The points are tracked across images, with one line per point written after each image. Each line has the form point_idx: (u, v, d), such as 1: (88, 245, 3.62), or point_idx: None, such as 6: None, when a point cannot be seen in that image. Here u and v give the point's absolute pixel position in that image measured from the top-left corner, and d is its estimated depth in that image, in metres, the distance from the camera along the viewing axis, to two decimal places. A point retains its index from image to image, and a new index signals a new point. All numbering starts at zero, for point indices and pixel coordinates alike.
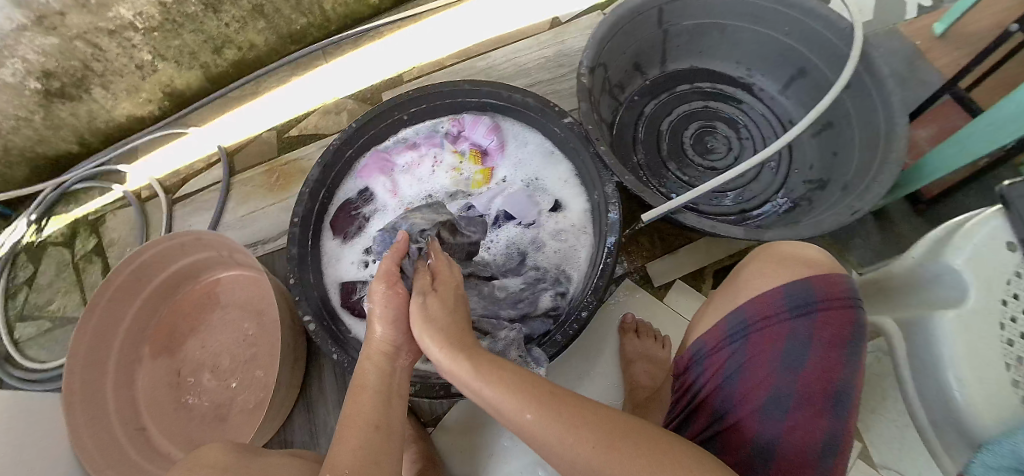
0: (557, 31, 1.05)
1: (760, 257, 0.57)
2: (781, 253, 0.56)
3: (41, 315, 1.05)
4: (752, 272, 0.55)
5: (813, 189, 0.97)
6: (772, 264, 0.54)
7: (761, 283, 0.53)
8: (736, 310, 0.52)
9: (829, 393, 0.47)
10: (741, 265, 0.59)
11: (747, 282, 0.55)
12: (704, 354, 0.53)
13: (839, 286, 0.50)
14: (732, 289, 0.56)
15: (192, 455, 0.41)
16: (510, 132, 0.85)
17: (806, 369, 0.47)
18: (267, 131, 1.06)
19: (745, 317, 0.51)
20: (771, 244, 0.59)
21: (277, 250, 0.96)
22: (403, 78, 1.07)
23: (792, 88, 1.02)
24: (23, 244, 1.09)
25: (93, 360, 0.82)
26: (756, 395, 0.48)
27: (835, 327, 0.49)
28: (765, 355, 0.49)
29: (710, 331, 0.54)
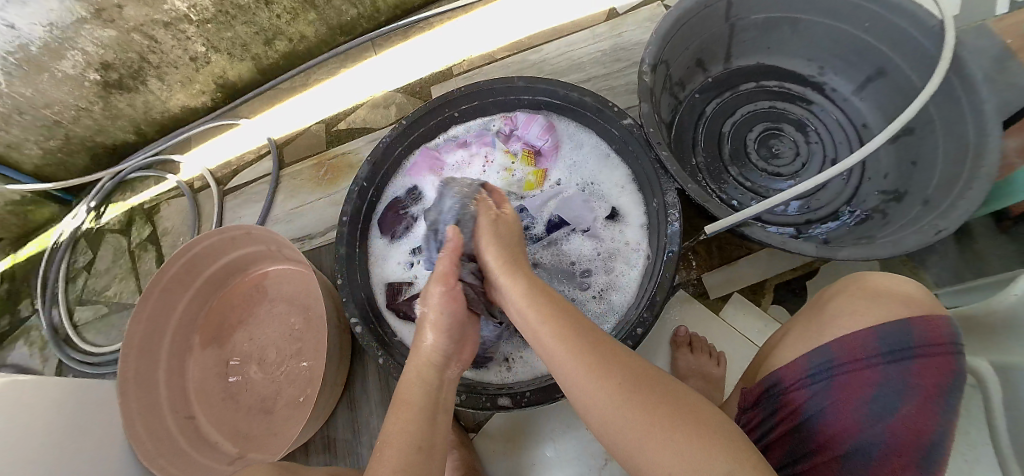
0: (613, 23, 1.00)
1: (847, 288, 0.49)
2: (872, 287, 0.48)
3: (98, 300, 1.09)
4: (839, 305, 0.48)
5: (888, 201, 0.89)
6: (863, 297, 0.47)
7: (850, 318, 0.45)
8: (820, 347, 0.45)
9: (923, 452, 0.39)
10: (825, 295, 0.52)
11: (831, 316, 0.47)
12: (777, 391, 0.47)
13: (944, 330, 0.42)
14: (813, 322, 0.49)
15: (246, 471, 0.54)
16: (565, 132, 0.81)
17: (897, 421, 0.40)
18: (315, 124, 1.06)
19: (830, 357, 0.44)
20: (860, 274, 0.51)
21: (323, 245, 0.96)
22: (452, 71, 1.04)
23: (869, 89, 0.94)
24: (82, 230, 1.14)
25: (148, 348, 0.84)
26: (835, 444, 0.41)
27: (936, 375, 0.41)
28: (849, 402, 0.42)
29: (786, 365, 0.47)
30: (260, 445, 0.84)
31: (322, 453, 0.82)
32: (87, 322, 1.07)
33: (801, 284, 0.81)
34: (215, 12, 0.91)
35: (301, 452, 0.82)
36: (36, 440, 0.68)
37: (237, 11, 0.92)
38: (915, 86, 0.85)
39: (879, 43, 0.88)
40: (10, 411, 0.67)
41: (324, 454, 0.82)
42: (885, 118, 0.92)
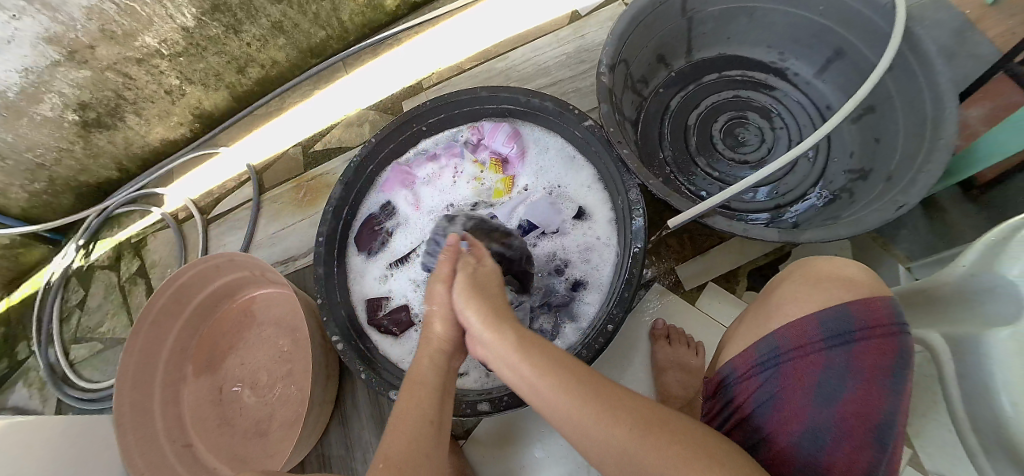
0: (576, 26, 1.02)
1: (793, 275, 0.51)
2: (817, 272, 0.49)
3: (93, 336, 1.11)
4: (783, 293, 0.50)
5: (855, 180, 0.90)
6: (806, 283, 0.49)
7: (794, 306, 0.47)
8: (768, 337, 0.47)
9: (872, 430, 0.41)
10: (775, 283, 0.54)
11: (777, 304, 0.49)
12: (730, 381, 0.48)
13: (885, 310, 0.44)
14: (763, 312, 0.51)
15: None
16: (530, 138, 0.83)
17: (844, 403, 0.42)
18: (292, 147, 1.08)
19: (775, 345, 0.45)
20: (804, 260, 0.53)
21: (307, 266, 0.97)
22: (422, 85, 1.06)
23: (829, 71, 0.96)
24: (73, 268, 1.16)
25: (140, 380, 0.87)
26: (788, 429, 0.43)
27: (879, 356, 0.43)
28: (798, 388, 0.43)
29: (739, 355, 0.49)
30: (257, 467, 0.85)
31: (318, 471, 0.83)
32: (83, 359, 1.09)
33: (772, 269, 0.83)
34: (186, 45, 0.93)
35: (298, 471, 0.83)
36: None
37: (207, 42, 0.94)
38: (874, 65, 0.87)
39: (835, 25, 0.89)
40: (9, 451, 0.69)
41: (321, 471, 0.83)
42: (847, 98, 0.94)
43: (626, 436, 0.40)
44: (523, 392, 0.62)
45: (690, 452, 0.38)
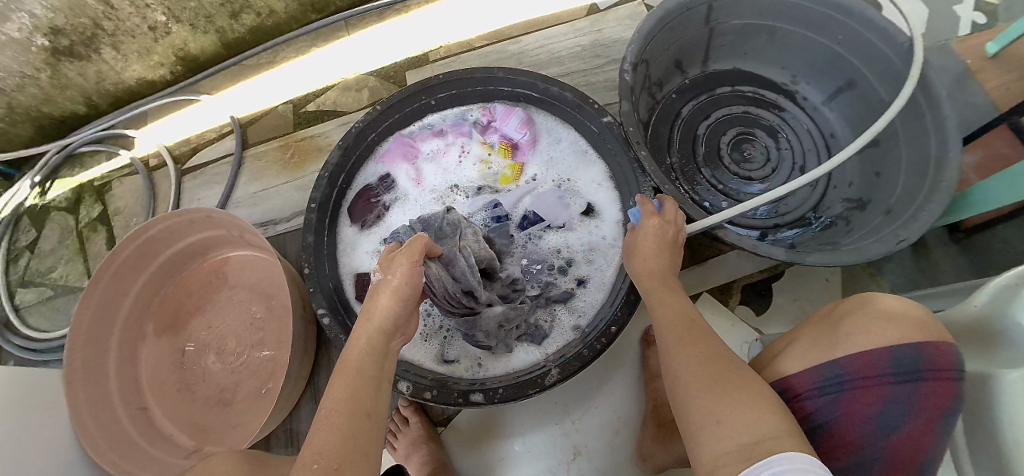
0: (594, 18, 0.99)
1: (859, 309, 0.52)
2: (880, 310, 0.50)
3: (44, 282, 1.02)
4: (851, 323, 0.50)
5: (852, 208, 0.92)
6: (875, 317, 0.50)
7: (865, 337, 0.48)
8: (830, 362, 0.49)
9: (919, 467, 0.44)
10: (839, 310, 0.55)
11: (844, 333, 0.50)
12: (783, 397, 0.51)
13: (950, 357, 0.46)
14: (824, 336, 0.52)
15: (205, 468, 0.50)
16: (543, 127, 0.80)
17: (898, 438, 0.45)
18: (283, 104, 1.01)
19: (838, 372, 0.47)
20: (868, 295, 0.53)
21: (288, 231, 0.91)
22: (428, 57, 1.01)
23: (838, 100, 0.97)
24: (26, 206, 1.07)
25: (96, 335, 0.80)
26: (838, 453, 0.46)
27: (942, 398, 0.45)
28: (855, 414, 0.46)
29: (796, 374, 0.51)
30: (218, 437, 0.80)
31: (284, 447, 0.79)
32: (29, 305, 1.00)
33: (764, 286, 0.85)
34: None
35: (262, 445, 0.79)
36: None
37: None
38: (884, 100, 0.88)
39: (851, 54, 0.90)
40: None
41: (287, 447, 0.79)
42: (853, 129, 0.95)
43: (700, 375, 0.45)
44: (520, 385, 0.62)
45: (744, 394, 0.42)
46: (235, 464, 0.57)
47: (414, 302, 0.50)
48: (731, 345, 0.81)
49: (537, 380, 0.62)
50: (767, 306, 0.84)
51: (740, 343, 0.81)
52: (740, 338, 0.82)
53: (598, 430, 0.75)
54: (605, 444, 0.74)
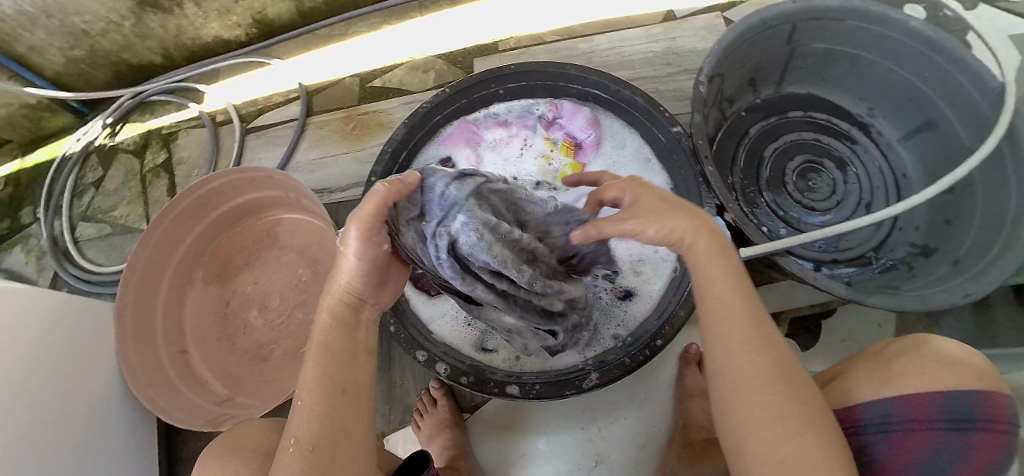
0: (669, 26, 0.98)
1: (914, 349, 0.48)
2: (943, 354, 0.46)
3: (104, 219, 1.07)
4: (906, 364, 0.46)
5: (915, 254, 0.88)
6: (931, 359, 0.46)
7: (918, 379, 0.44)
8: (878, 402, 0.46)
9: None
10: (891, 348, 0.51)
11: (895, 373, 0.46)
12: None
13: (1008, 410, 0.41)
14: (872, 374, 0.49)
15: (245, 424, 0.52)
16: (608, 129, 0.78)
17: None
18: (350, 77, 1.03)
19: (886, 413, 0.44)
20: (925, 337, 0.50)
21: (343, 200, 0.92)
22: (497, 46, 1.00)
23: (914, 139, 0.92)
24: (95, 145, 1.13)
25: (150, 276, 0.84)
26: None
27: (997, 453, 0.40)
28: (899, 459, 0.43)
29: (842, 410, 0.48)
30: (251, 390, 0.82)
31: None
32: (88, 239, 1.05)
33: (812, 321, 0.82)
34: None
35: (291, 404, 0.81)
36: (23, 352, 0.67)
37: None
38: (965, 145, 0.83)
39: (935, 93, 0.85)
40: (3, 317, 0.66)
41: None
42: (926, 171, 0.91)
43: (763, 391, 0.39)
44: (558, 384, 0.62)
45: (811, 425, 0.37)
46: (265, 435, 0.53)
47: (371, 277, 0.46)
48: None
49: (575, 382, 0.62)
50: (813, 342, 0.81)
51: None
52: None
53: (624, 440, 0.74)
54: (629, 456, 0.73)
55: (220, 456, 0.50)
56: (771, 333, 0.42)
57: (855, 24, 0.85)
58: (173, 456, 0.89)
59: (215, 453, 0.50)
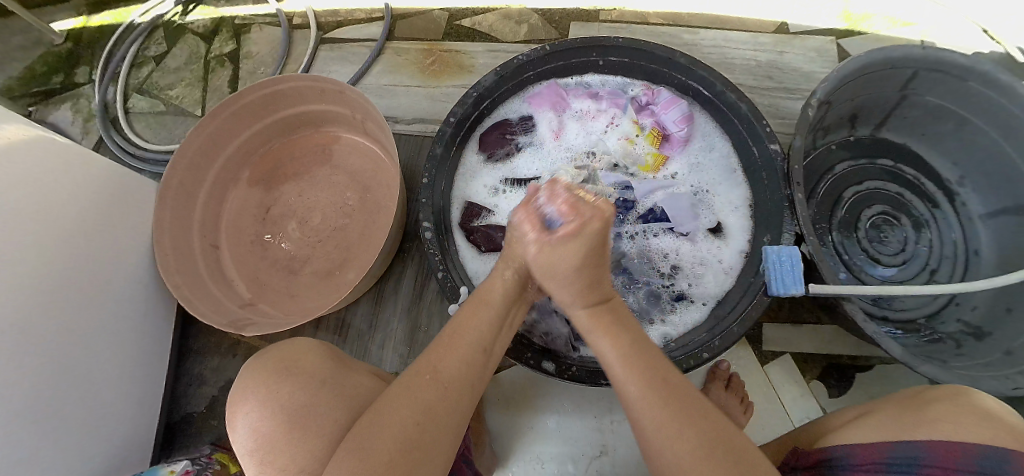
0: (779, 38, 0.93)
1: (959, 401, 0.44)
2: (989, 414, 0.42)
3: (158, 95, 1.05)
4: (944, 415, 0.42)
5: (966, 334, 0.81)
6: (971, 412, 0.42)
7: (954, 428, 0.40)
8: (906, 442, 0.41)
9: None
10: (930, 395, 0.46)
11: (931, 421, 0.42)
12: (842, 464, 0.45)
13: None
14: (904, 418, 0.44)
15: (287, 343, 0.52)
16: (700, 128, 0.76)
17: None
18: (439, 10, 0.99)
19: (911, 454, 0.40)
20: (977, 395, 0.46)
21: (404, 133, 0.90)
22: (597, 15, 0.95)
23: (997, 219, 0.85)
24: (164, 20, 1.10)
25: (198, 163, 0.82)
26: None
27: None
28: None
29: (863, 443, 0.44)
30: (273, 299, 0.81)
31: (331, 332, 0.80)
32: (139, 112, 1.04)
33: (851, 372, 0.78)
34: None
35: (311, 323, 0.80)
36: (58, 205, 0.66)
37: None
38: None
39: None
40: (41, 167, 0.65)
41: (333, 334, 0.80)
42: (1002, 254, 0.84)
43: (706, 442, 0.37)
44: (593, 371, 0.60)
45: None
46: (319, 357, 0.50)
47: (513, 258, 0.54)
48: (792, 414, 0.76)
49: None
50: (847, 391, 0.77)
51: (803, 416, 0.75)
52: (804, 409, 0.76)
53: (633, 439, 0.72)
54: (635, 456, 0.71)
55: (273, 372, 0.47)
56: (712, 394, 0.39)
57: (975, 86, 0.78)
58: (184, 344, 0.90)
59: (267, 366, 0.48)
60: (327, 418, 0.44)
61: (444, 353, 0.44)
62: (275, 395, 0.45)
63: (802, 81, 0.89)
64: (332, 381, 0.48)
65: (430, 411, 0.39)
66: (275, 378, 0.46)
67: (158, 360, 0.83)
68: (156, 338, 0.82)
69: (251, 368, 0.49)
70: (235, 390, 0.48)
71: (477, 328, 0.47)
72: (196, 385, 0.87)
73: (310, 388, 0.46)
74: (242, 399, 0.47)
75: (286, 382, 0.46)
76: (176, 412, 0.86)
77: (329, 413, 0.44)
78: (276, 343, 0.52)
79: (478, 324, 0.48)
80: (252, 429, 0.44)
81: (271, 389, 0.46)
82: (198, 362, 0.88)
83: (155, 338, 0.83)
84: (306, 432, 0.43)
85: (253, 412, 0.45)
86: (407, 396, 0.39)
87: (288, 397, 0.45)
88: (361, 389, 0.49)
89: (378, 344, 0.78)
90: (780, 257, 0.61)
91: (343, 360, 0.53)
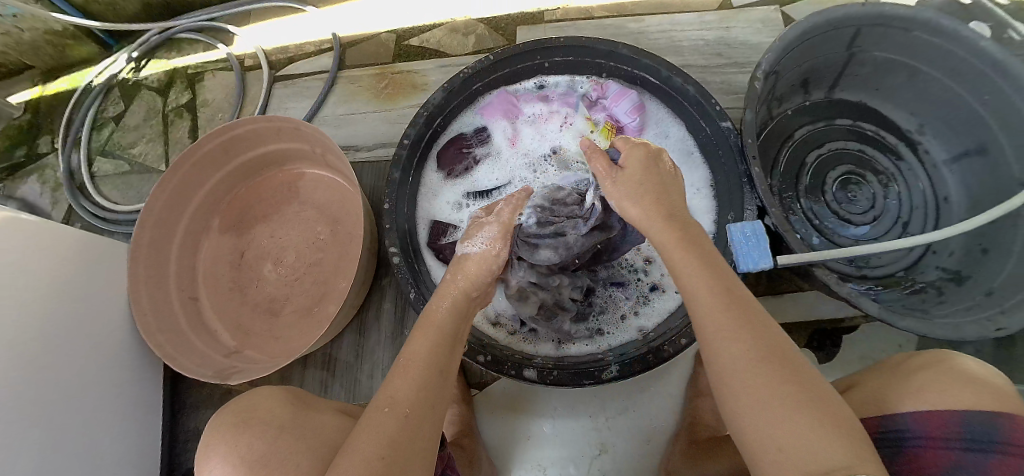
0: (724, 14, 0.94)
1: (936, 365, 0.44)
2: (963, 372, 0.42)
3: (121, 155, 1.05)
4: (922, 381, 0.42)
5: (946, 280, 0.82)
6: (955, 378, 0.41)
7: (940, 395, 0.40)
8: (899, 417, 0.41)
9: None
10: (912, 363, 0.46)
11: (913, 390, 0.42)
12: None
13: None
14: (894, 390, 0.44)
15: (247, 396, 0.53)
16: (653, 116, 0.77)
17: None
18: (387, 33, 0.99)
19: (904, 426, 0.40)
20: (951, 352, 0.46)
21: (368, 160, 0.90)
22: (543, 16, 0.96)
23: (961, 163, 0.86)
24: (118, 79, 1.10)
25: (166, 218, 0.82)
26: None
27: None
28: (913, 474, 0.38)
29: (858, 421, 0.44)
30: (258, 344, 0.81)
31: (319, 368, 0.81)
32: (105, 174, 1.03)
33: (836, 335, 0.79)
34: None
35: (299, 362, 0.81)
36: (30, 279, 0.66)
37: None
38: (1014, 176, 0.78)
39: (990, 118, 0.80)
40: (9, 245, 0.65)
41: (322, 369, 0.80)
42: (971, 196, 0.85)
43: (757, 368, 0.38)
44: (576, 372, 0.61)
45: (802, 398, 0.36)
46: (279, 402, 0.51)
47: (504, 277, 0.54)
48: None
49: (594, 372, 0.60)
50: (835, 354, 0.78)
51: None
52: None
53: (629, 432, 0.72)
54: (634, 448, 0.71)
55: (232, 426, 0.48)
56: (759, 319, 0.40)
57: (919, 35, 0.79)
58: (176, 401, 0.89)
59: (226, 422, 0.49)
60: (290, 462, 0.43)
61: (400, 379, 0.43)
62: (237, 449, 0.45)
63: (752, 53, 0.90)
64: (291, 426, 0.48)
65: (397, 440, 0.39)
66: (233, 431, 0.47)
67: (152, 420, 0.82)
68: (147, 397, 0.82)
69: (213, 426, 0.50)
70: (201, 450, 0.48)
71: (433, 350, 0.46)
72: (194, 439, 0.87)
73: (268, 435, 0.46)
74: (210, 457, 0.47)
75: (245, 433, 0.47)
76: (177, 470, 0.85)
77: (291, 457, 0.44)
78: (234, 399, 0.53)
79: (444, 344, 0.48)
80: None
81: (233, 441, 0.46)
82: (193, 416, 0.88)
83: (147, 397, 0.82)
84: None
85: (217, 468, 0.45)
86: (371, 432, 0.39)
87: (247, 447, 0.45)
88: (325, 430, 0.49)
89: (367, 373, 0.78)
90: (745, 233, 0.61)
91: (304, 403, 0.54)
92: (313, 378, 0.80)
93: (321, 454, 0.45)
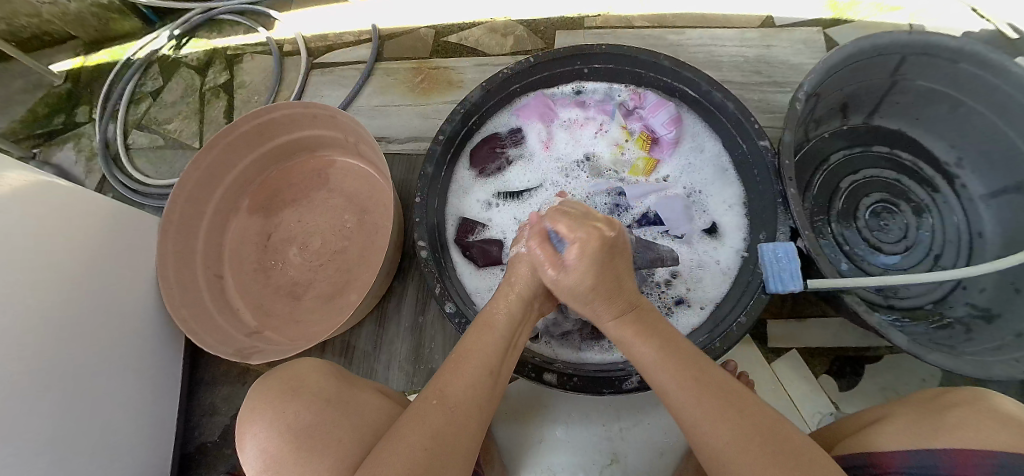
0: (766, 32, 0.93)
1: (973, 404, 0.43)
2: (1001, 414, 0.41)
3: (157, 130, 1.07)
4: (958, 421, 0.41)
5: (975, 317, 0.80)
6: (993, 419, 0.40)
7: (976, 436, 0.39)
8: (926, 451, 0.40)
9: None
10: (947, 401, 0.45)
11: (949, 429, 0.41)
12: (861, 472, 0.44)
13: None
14: (924, 424, 0.43)
15: (294, 364, 0.53)
16: (689, 129, 0.77)
17: None
18: (426, 28, 1.00)
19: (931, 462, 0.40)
20: (988, 392, 0.45)
21: (398, 153, 0.91)
22: (583, 22, 0.96)
23: (1000, 199, 0.84)
24: (159, 55, 1.13)
25: (197, 195, 0.84)
26: None
27: None
28: None
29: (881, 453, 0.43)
30: (278, 326, 0.82)
31: (336, 354, 0.81)
32: (139, 148, 1.06)
33: (859, 363, 0.77)
34: None
35: (317, 347, 0.81)
36: (62, 245, 0.67)
37: None
38: None
39: None
40: (47, 211, 0.66)
41: (339, 356, 0.81)
42: (1009, 234, 0.82)
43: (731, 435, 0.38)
44: (595, 380, 0.61)
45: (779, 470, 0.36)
46: (324, 374, 0.52)
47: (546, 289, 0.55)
48: (801, 410, 0.75)
49: (615, 382, 0.60)
50: (856, 383, 0.76)
51: (813, 411, 0.75)
52: (813, 405, 0.75)
53: (642, 445, 0.72)
54: (645, 462, 0.71)
55: (279, 393, 0.49)
56: (714, 380, 0.42)
57: (965, 68, 0.78)
58: (194, 376, 0.91)
59: (274, 389, 0.49)
60: (330, 438, 0.44)
61: (450, 377, 0.44)
62: (282, 416, 0.46)
63: (792, 73, 0.89)
64: (335, 401, 0.48)
65: (443, 433, 0.40)
66: (281, 398, 0.48)
67: (170, 393, 0.84)
68: (166, 367, 0.84)
69: (257, 393, 0.50)
70: (244, 413, 0.49)
71: (483, 350, 0.47)
72: (208, 414, 0.88)
73: (314, 408, 0.46)
74: (253, 419, 0.48)
75: (293, 402, 0.47)
76: (189, 443, 0.87)
77: (332, 434, 0.44)
78: (285, 365, 0.53)
79: (480, 342, 0.48)
80: (259, 450, 0.45)
81: (278, 409, 0.47)
82: (208, 391, 0.89)
83: (166, 368, 0.84)
84: (308, 452, 0.43)
85: (261, 433, 0.46)
86: (417, 421, 0.40)
87: (294, 416, 0.46)
88: (365, 408, 0.49)
89: (384, 364, 0.79)
90: (777, 254, 0.61)
91: (349, 379, 0.54)
92: (329, 363, 0.80)
93: (359, 434, 0.45)
